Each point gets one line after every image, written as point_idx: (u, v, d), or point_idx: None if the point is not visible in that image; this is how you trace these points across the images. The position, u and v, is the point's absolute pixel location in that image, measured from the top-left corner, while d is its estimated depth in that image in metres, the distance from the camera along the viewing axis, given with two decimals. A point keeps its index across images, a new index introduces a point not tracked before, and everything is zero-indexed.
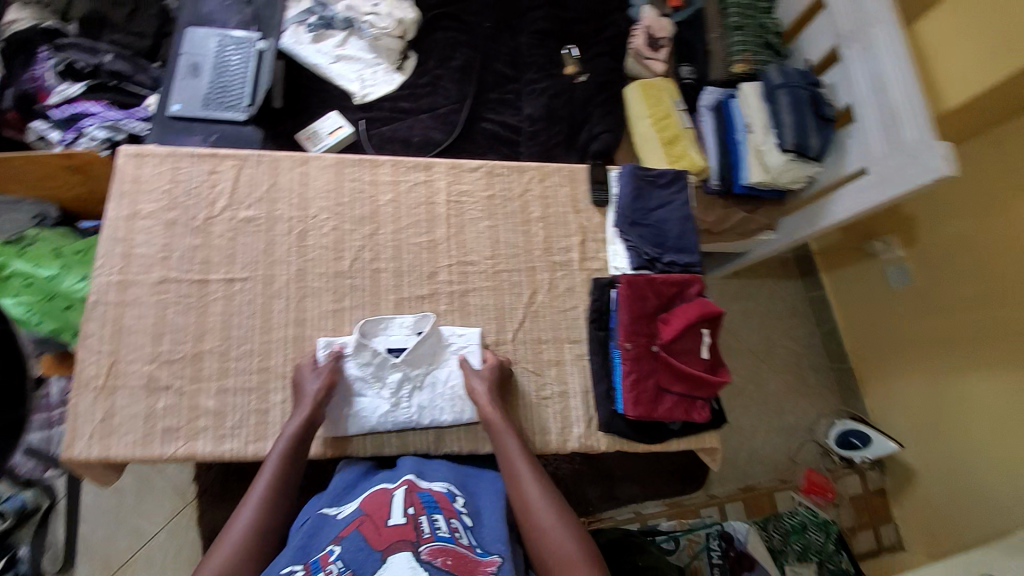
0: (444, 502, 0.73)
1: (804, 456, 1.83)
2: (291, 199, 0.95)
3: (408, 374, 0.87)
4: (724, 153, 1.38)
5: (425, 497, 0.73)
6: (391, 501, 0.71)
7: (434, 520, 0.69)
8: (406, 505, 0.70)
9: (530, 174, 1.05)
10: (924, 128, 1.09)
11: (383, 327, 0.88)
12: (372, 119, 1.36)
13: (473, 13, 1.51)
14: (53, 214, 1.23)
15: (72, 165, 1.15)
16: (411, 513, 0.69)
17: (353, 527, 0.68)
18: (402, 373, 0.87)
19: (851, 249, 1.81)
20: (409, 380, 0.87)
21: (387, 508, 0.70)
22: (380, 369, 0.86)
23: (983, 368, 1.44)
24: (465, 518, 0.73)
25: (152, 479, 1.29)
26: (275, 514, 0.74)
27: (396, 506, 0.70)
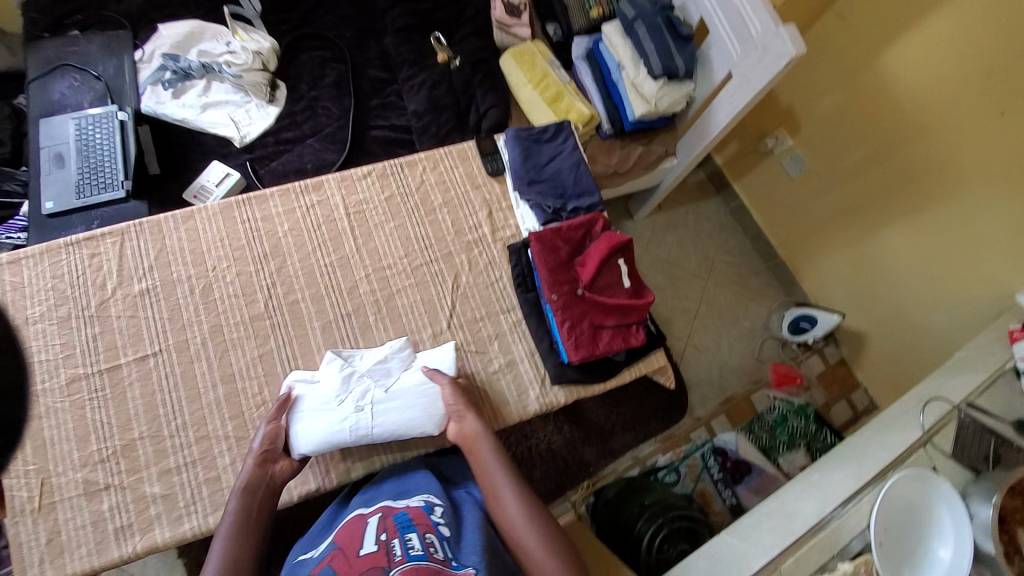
0: (420, 519, 0.72)
1: (768, 352, 1.96)
2: (185, 259, 0.93)
3: (375, 381, 0.87)
4: (606, 97, 1.44)
5: (400, 517, 0.72)
6: (363, 531, 0.70)
7: (407, 540, 0.67)
8: (378, 532, 0.69)
9: (422, 166, 1.05)
10: (766, 19, 1.17)
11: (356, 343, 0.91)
12: (258, 158, 1.32)
13: (332, 26, 1.48)
14: None
15: None
16: (384, 539, 0.68)
17: (326, 563, 0.67)
18: (369, 381, 0.87)
19: (750, 153, 1.92)
20: (375, 387, 0.87)
21: (359, 539, 0.69)
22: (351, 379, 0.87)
23: (891, 222, 1.58)
24: (442, 530, 0.72)
25: None
26: None
27: (369, 534, 0.69)
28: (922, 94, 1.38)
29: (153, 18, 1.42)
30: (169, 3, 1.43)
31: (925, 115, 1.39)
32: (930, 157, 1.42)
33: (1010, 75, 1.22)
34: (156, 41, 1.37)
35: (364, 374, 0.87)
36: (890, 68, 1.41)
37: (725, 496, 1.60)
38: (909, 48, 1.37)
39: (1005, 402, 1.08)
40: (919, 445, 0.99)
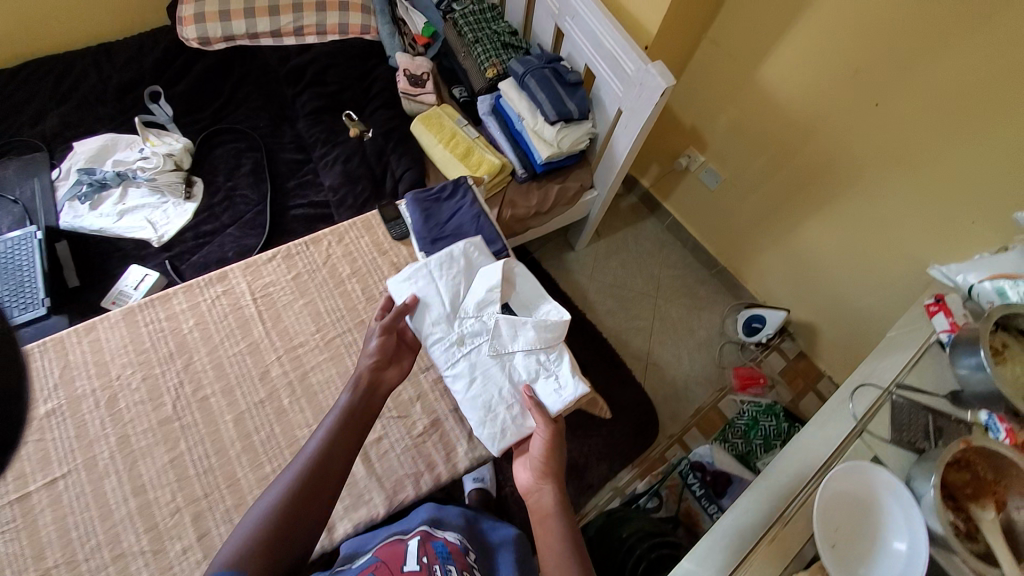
0: (456, 555, 0.79)
1: (729, 357, 1.95)
2: (89, 372, 0.91)
3: (495, 338, 0.95)
4: (515, 145, 1.52)
5: (439, 546, 0.78)
6: (405, 550, 0.75)
7: (447, 569, 0.74)
8: (420, 553, 0.75)
9: (328, 241, 1.08)
10: (637, 59, 1.26)
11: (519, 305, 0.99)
12: (176, 255, 1.33)
13: (245, 119, 1.54)
14: None
15: None
16: (426, 561, 0.73)
17: (370, 569, 0.71)
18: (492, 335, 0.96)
19: (669, 173, 2.00)
20: (493, 339, 0.95)
21: (401, 556, 0.74)
22: (482, 318, 0.97)
23: (806, 218, 1.66)
24: (473, 571, 0.79)
25: None
26: (308, 481, 0.73)
27: (412, 553, 0.74)
28: (801, 100, 1.47)
29: (67, 137, 1.45)
30: (83, 121, 1.48)
31: (809, 117, 1.48)
32: (822, 155, 1.51)
33: (869, 74, 1.31)
34: (71, 158, 1.40)
35: (491, 328, 0.96)
36: (769, 82, 1.51)
37: (711, 514, 1.51)
38: (780, 63, 1.46)
39: (931, 376, 1.07)
40: (855, 435, 0.97)
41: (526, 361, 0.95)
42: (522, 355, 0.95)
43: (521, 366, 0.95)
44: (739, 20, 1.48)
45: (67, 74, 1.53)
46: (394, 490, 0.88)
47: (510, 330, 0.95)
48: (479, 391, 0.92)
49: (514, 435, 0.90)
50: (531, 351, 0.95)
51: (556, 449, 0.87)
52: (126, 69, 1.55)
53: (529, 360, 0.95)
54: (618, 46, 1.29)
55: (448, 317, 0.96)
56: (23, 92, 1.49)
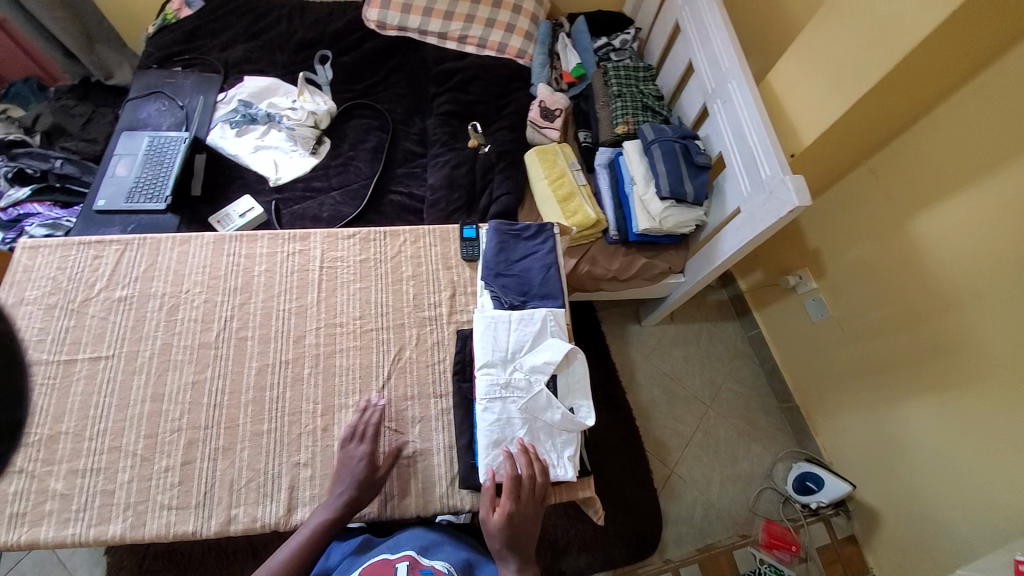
0: None
1: (764, 506, 1.74)
2: (167, 277, 1.02)
3: (530, 400, 0.84)
4: (617, 205, 1.47)
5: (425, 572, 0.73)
6: None
7: None
8: None
9: (404, 238, 1.11)
10: (776, 165, 1.15)
11: (567, 380, 0.88)
12: (285, 199, 1.46)
13: (386, 101, 1.67)
14: None
15: None
16: None
17: None
18: (529, 396, 0.85)
19: (773, 286, 1.83)
20: (527, 401, 0.85)
21: None
22: (530, 378, 0.86)
23: (909, 396, 1.42)
24: None
25: None
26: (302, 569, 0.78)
27: None
28: (952, 269, 1.26)
29: (241, 70, 1.68)
30: (259, 61, 1.70)
31: (954, 288, 1.26)
32: (959, 335, 1.27)
33: None
34: (238, 89, 1.61)
35: (535, 394, 0.85)
36: (919, 236, 1.32)
37: None
38: (942, 218, 1.26)
39: None
40: None
41: (549, 441, 0.85)
42: (548, 433, 0.86)
43: (542, 444, 0.84)
44: (909, 160, 1.30)
45: (264, 18, 1.76)
46: None
47: (547, 407, 0.84)
48: (495, 438, 0.84)
49: (503, 477, 0.83)
50: (555, 437, 0.85)
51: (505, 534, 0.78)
52: (311, 29, 1.74)
53: (552, 445, 0.85)
54: (762, 145, 1.19)
55: (502, 359, 0.87)
56: (225, 23, 1.74)
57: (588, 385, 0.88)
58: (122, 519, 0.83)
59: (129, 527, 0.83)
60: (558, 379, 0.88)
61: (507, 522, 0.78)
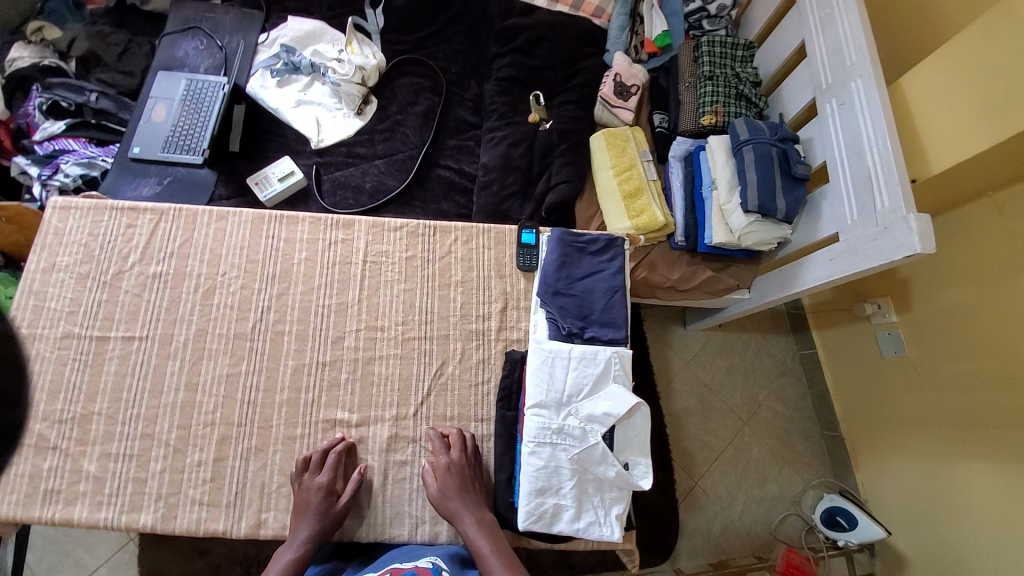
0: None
1: (786, 531, 1.68)
2: (203, 256, 0.94)
3: (583, 450, 0.76)
4: (690, 209, 1.31)
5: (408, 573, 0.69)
6: None
7: None
8: None
9: (455, 236, 1.00)
10: (896, 196, 0.97)
11: (624, 433, 0.78)
12: (326, 164, 1.35)
13: (441, 59, 1.49)
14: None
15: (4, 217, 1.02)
16: None
17: None
18: (583, 445, 0.76)
19: (843, 309, 1.67)
20: (579, 449, 0.76)
21: None
22: (585, 428, 0.77)
23: (974, 457, 1.28)
24: None
25: None
26: None
27: None
28: None
29: (286, 7, 1.51)
30: None
31: None
32: None
33: None
34: (280, 30, 1.45)
35: (588, 445, 0.76)
36: None
37: None
38: None
39: None
40: None
41: (596, 493, 0.78)
42: (597, 487, 0.78)
43: (588, 498, 0.77)
44: None
45: None
46: (390, 521, 0.83)
47: (601, 461, 0.76)
48: (539, 486, 0.76)
49: (543, 526, 0.76)
50: (604, 493, 0.77)
51: (460, 497, 0.79)
52: None
53: (600, 500, 0.77)
54: (881, 167, 1.00)
55: (555, 400, 0.78)
56: None
57: (647, 440, 0.80)
58: (153, 510, 0.82)
59: (160, 519, 0.82)
60: (616, 430, 0.79)
61: (456, 478, 0.80)
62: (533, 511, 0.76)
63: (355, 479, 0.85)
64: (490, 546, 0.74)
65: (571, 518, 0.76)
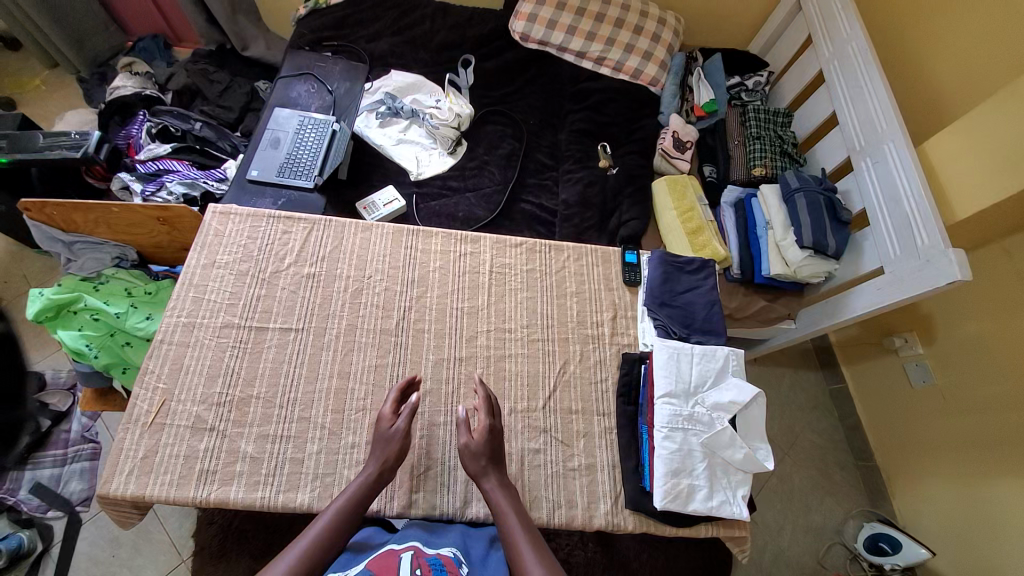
0: (449, 566, 0.72)
1: (833, 561, 1.72)
2: (350, 261, 1.06)
3: (715, 433, 0.87)
4: (746, 245, 1.49)
5: (432, 559, 0.73)
6: (398, 563, 0.71)
7: None
8: (413, 567, 0.70)
9: (566, 254, 1.15)
10: (936, 234, 1.16)
11: (745, 421, 0.90)
12: (423, 194, 1.52)
13: (520, 112, 1.72)
14: (130, 256, 1.31)
15: (162, 218, 1.20)
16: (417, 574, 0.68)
17: None
18: (715, 429, 0.87)
19: (871, 344, 1.84)
20: (708, 433, 0.87)
21: (393, 568, 0.70)
22: (711, 415, 0.89)
23: (1010, 476, 1.40)
24: None
25: (152, 530, 1.36)
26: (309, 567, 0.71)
27: (404, 566, 0.70)
28: None
29: (387, 63, 1.75)
30: (404, 56, 1.77)
31: None
32: None
33: None
34: (383, 81, 1.69)
35: (717, 430, 0.87)
36: None
37: None
38: None
39: None
40: None
41: (724, 478, 0.88)
42: (723, 471, 0.88)
43: (718, 480, 0.87)
44: None
45: (410, 14, 1.82)
46: (529, 504, 0.90)
47: (730, 443, 0.86)
48: (674, 467, 0.86)
49: (678, 506, 0.84)
50: (732, 477, 0.87)
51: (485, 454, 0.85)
52: (452, 30, 1.80)
53: (729, 481, 0.87)
54: (919, 211, 1.20)
55: (683, 390, 0.90)
56: (373, 13, 1.81)
57: (764, 428, 0.91)
58: (310, 490, 0.87)
59: (316, 499, 0.86)
60: (737, 418, 0.91)
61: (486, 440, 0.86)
62: (669, 491, 0.85)
63: None
64: (520, 523, 0.79)
65: (705, 496, 0.85)
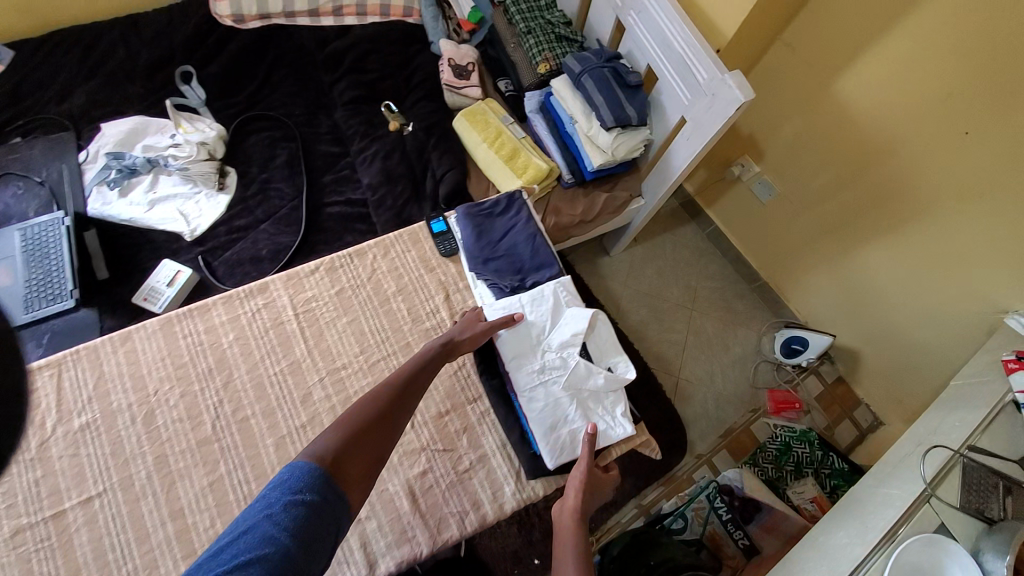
0: None
1: (763, 377, 1.86)
2: (125, 384, 0.89)
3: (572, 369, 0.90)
4: (564, 148, 1.42)
5: None
6: None
7: None
8: None
9: (373, 254, 1.03)
10: (710, 66, 1.14)
11: (599, 345, 0.94)
12: (210, 251, 1.28)
13: (280, 106, 1.47)
14: None
15: None
16: None
17: None
18: (571, 366, 0.90)
19: (719, 180, 1.90)
20: (567, 372, 0.90)
21: None
22: (563, 355, 0.91)
23: (869, 241, 1.53)
24: None
25: None
26: (357, 435, 0.72)
27: None
28: (880, 114, 1.34)
29: (94, 117, 1.40)
30: (109, 100, 1.42)
31: (886, 137, 1.35)
32: (897, 179, 1.38)
33: (971, 98, 1.18)
34: (99, 141, 1.35)
35: (573, 366, 0.91)
36: (844, 93, 1.38)
37: (737, 539, 1.41)
38: (860, 77, 1.33)
39: (1003, 438, 1.03)
40: (923, 500, 0.93)
41: (598, 406, 0.91)
42: (596, 400, 0.92)
43: (593, 411, 0.90)
44: (821, 21, 1.34)
45: (96, 48, 1.47)
46: (439, 526, 0.84)
47: (587, 370, 0.90)
48: (549, 422, 0.88)
49: (569, 455, 0.87)
50: (604, 402, 0.91)
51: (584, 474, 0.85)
52: (155, 45, 1.48)
53: (605, 408, 0.91)
54: (691, 50, 1.17)
55: (530, 344, 0.92)
56: (49, 65, 1.43)
57: (617, 342, 0.96)
58: None
59: None
60: (589, 346, 0.94)
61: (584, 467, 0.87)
62: (556, 447, 0.87)
63: (388, 511, 0.84)
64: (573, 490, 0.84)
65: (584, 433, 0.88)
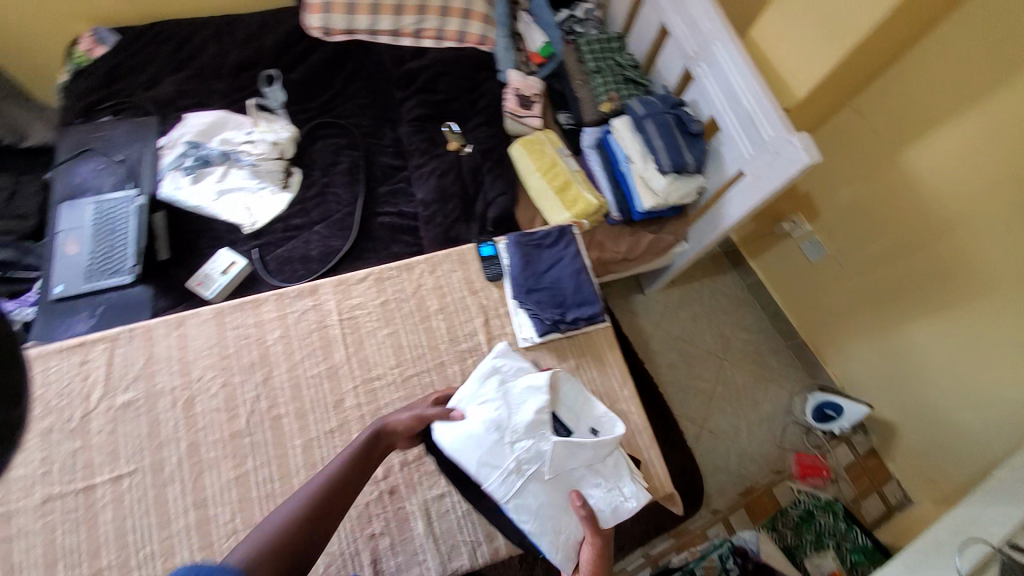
0: None
1: (790, 440, 1.78)
2: (172, 368, 0.93)
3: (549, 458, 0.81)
4: (615, 186, 1.43)
5: None
6: None
7: None
8: None
9: (420, 269, 1.05)
10: (777, 124, 1.13)
11: (575, 415, 0.88)
12: (265, 245, 1.35)
13: (349, 116, 1.54)
14: None
15: None
16: None
17: None
18: (547, 455, 0.81)
19: (766, 234, 1.86)
20: (545, 462, 0.81)
21: None
22: (534, 444, 0.82)
23: (920, 316, 1.47)
24: None
25: None
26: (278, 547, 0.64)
27: None
28: (948, 191, 1.30)
29: (180, 108, 1.51)
30: (196, 93, 1.53)
31: (953, 213, 1.30)
32: (959, 257, 1.32)
33: None
34: (180, 129, 1.44)
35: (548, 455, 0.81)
36: (912, 164, 1.34)
37: None
38: (931, 151, 1.30)
39: None
40: None
41: (596, 478, 0.85)
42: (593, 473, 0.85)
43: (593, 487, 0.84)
44: (897, 91, 1.30)
45: (191, 43, 1.59)
46: (449, 556, 0.84)
47: (575, 450, 0.82)
48: (547, 523, 0.80)
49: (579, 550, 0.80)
50: (602, 472, 0.85)
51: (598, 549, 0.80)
52: (245, 47, 1.59)
53: (604, 479, 0.85)
54: (759, 107, 1.17)
55: (494, 443, 0.81)
56: (144, 55, 1.55)
57: (591, 396, 0.91)
58: None
59: None
60: (560, 414, 0.87)
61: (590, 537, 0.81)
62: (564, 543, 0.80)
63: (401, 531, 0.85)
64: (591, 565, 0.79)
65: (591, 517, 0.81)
